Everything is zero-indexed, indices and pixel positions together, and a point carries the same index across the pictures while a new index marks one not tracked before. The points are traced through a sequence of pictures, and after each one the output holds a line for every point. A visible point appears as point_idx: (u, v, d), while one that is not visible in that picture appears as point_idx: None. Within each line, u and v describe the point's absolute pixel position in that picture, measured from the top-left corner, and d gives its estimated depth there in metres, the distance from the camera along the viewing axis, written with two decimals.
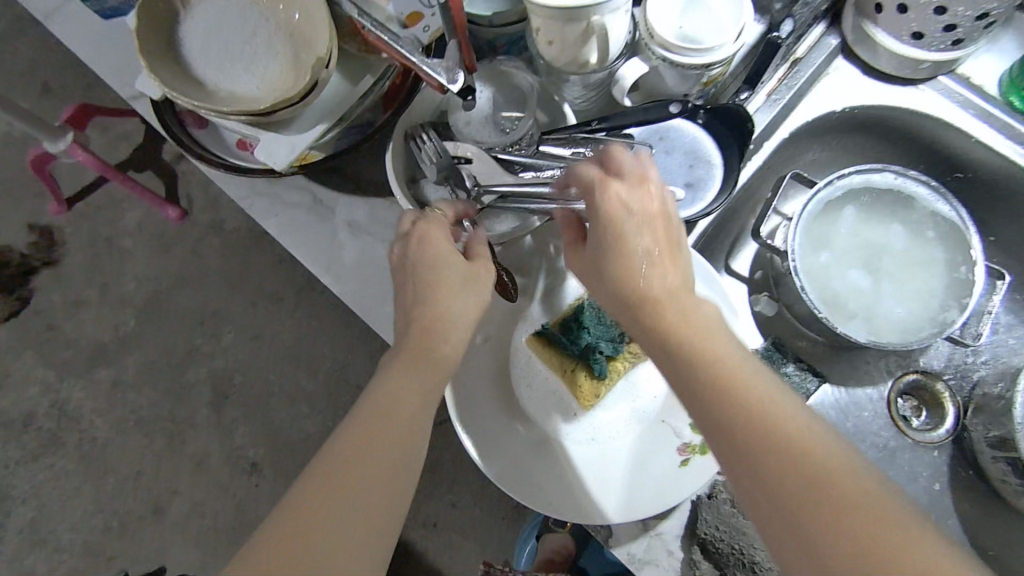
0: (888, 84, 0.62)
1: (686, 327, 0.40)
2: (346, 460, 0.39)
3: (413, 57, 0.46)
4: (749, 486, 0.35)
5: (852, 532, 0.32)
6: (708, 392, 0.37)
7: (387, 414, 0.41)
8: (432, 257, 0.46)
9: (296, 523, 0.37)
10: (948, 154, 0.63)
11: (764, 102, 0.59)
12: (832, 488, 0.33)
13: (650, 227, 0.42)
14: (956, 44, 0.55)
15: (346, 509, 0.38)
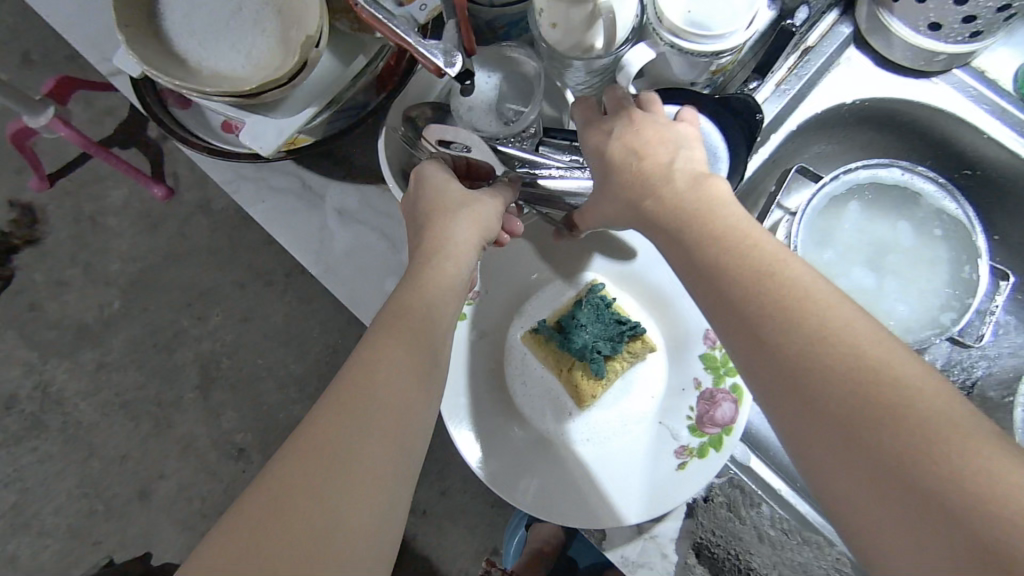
0: (899, 75, 0.60)
1: (688, 207, 0.37)
2: (334, 424, 0.33)
3: (409, 37, 0.43)
4: (755, 357, 0.31)
5: (860, 397, 0.28)
6: (722, 286, 0.34)
7: (376, 371, 0.35)
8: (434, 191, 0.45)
9: (313, 441, 0.32)
10: (958, 150, 0.61)
11: (772, 92, 0.58)
12: (843, 350, 0.29)
13: (649, 136, 0.42)
14: (975, 36, 0.53)
15: (364, 419, 0.33)
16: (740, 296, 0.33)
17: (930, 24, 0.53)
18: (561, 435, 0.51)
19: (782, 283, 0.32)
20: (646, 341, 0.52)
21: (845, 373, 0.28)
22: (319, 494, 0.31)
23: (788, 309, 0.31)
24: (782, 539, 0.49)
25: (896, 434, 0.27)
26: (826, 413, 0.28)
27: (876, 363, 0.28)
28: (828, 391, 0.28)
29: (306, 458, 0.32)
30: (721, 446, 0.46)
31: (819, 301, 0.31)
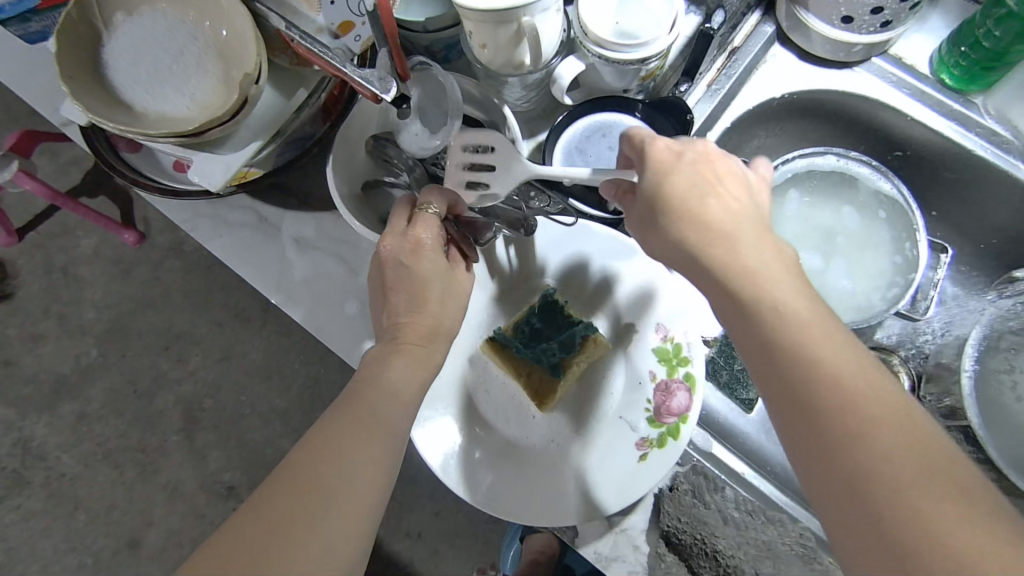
0: (824, 68, 0.63)
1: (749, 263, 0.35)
2: (327, 458, 0.35)
3: (345, 67, 0.45)
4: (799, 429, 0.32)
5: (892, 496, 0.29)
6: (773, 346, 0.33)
7: (362, 414, 0.38)
8: (423, 272, 0.45)
9: (302, 482, 0.34)
10: (887, 133, 0.64)
11: (704, 93, 0.60)
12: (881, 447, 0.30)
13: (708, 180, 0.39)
14: (886, 25, 0.57)
15: (352, 462, 0.36)
16: (791, 367, 0.33)
17: (843, 16, 0.57)
18: (525, 439, 0.52)
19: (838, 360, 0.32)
20: (598, 340, 0.54)
21: (880, 458, 0.30)
22: (309, 521, 0.33)
23: (828, 373, 0.32)
24: (746, 519, 0.50)
25: (902, 506, 0.29)
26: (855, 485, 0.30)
27: (903, 449, 0.30)
28: (866, 470, 0.30)
29: (295, 492, 0.34)
30: (677, 434, 0.47)
31: (867, 381, 0.32)
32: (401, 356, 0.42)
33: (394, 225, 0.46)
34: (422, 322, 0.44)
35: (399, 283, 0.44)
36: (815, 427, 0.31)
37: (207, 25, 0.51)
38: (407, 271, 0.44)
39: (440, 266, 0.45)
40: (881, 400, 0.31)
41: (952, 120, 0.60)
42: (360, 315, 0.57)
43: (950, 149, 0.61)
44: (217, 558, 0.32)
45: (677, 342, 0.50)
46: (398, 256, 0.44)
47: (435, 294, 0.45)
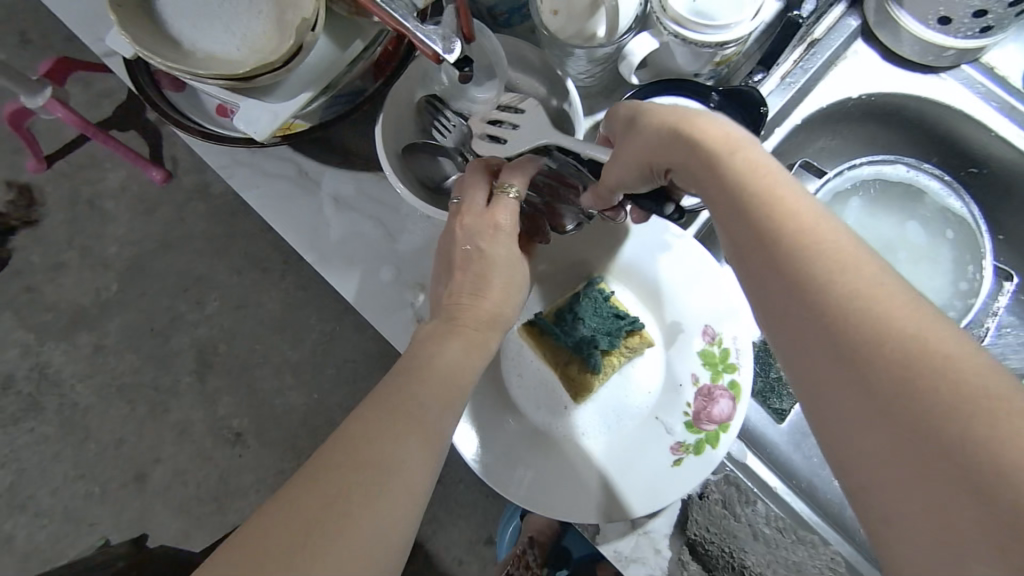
0: (908, 71, 0.59)
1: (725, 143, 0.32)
2: (383, 431, 0.33)
3: (407, 22, 0.43)
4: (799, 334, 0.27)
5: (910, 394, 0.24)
6: (760, 232, 0.29)
7: (411, 395, 0.36)
8: (493, 255, 0.43)
9: (358, 454, 0.32)
10: (965, 147, 0.61)
11: (777, 85, 0.56)
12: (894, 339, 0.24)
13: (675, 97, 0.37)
14: (985, 31, 0.52)
15: (407, 439, 0.34)
16: (776, 264, 0.28)
17: (940, 17, 0.52)
18: (555, 429, 0.50)
19: (821, 240, 0.27)
20: (644, 336, 0.52)
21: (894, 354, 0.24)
22: (365, 495, 0.31)
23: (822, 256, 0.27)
24: (778, 536, 0.48)
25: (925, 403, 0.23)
26: (873, 400, 0.24)
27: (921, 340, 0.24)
28: (877, 372, 0.24)
29: (352, 463, 0.32)
30: (716, 443, 0.45)
31: (856, 262, 0.26)
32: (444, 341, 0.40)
33: (472, 202, 0.44)
34: (485, 309, 0.43)
35: (472, 267, 0.43)
36: (812, 321, 0.26)
37: None
38: (480, 252, 0.43)
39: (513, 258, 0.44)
40: (878, 275, 0.26)
41: None
42: (393, 282, 0.55)
43: None
44: (268, 532, 0.29)
45: (725, 347, 0.47)
46: (473, 234, 0.44)
47: (501, 287, 0.44)
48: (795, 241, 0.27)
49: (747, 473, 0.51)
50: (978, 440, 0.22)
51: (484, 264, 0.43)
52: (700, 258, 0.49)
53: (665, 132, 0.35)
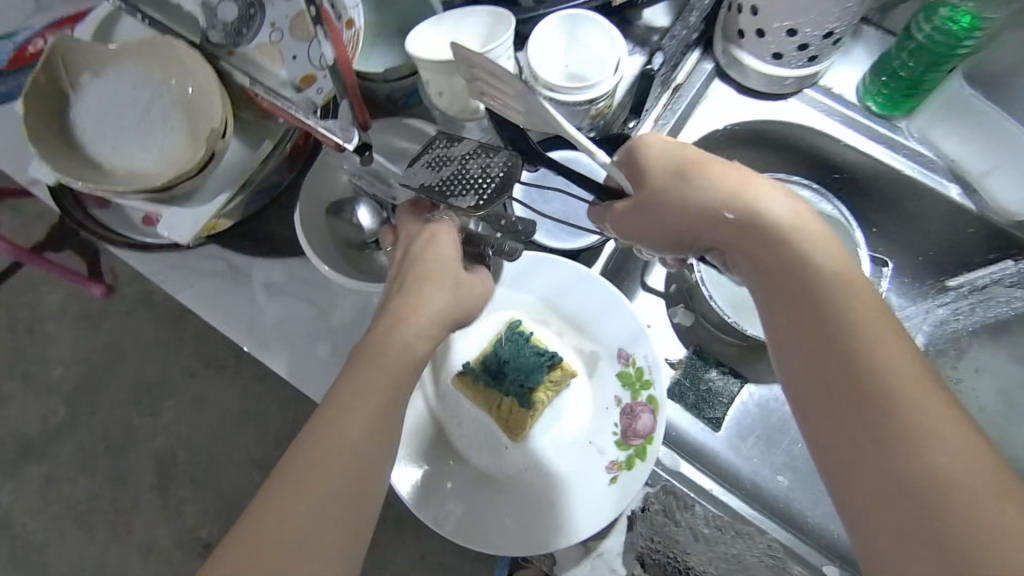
0: (762, 100, 0.67)
1: (796, 235, 0.39)
2: (290, 506, 0.34)
3: (309, 120, 0.51)
4: (837, 381, 0.35)
5: (917, 449, 0.31)
6: (822, 305, 0.37)
7: (344, 449, 0.36)
8: (429, 253, 0.48)
9: (261, 538, 0.33)
10: (825, 158, 0.69)
11: (652, 127, 0.64)
12: (912, 406, 0.32)
13: (732, 168, 0.43)
14: (812, 60, 0.62)
15: (312, 512, 0.34)
16: (836, 330, 0.36)
17: (773, 53, 0.62)
18: (499, 468, 0.52)
19: (873, 330, 0.35)
20: (565, 368, 0.55)
21: (919, 417, 0.32)
22: (304, 540, 0.33)
23: (865, 337, 0.35)
24: (717, 536, 0.50)
25: (927, 459, 0.31)
26: (888, 444, 0.32)
27: (933, 415, 0.32)
28: (900, 432, 0.32)
29: (254, 547, 0.33)
30: (645, 455, 0.49)
31: (898, 349, 0.34)
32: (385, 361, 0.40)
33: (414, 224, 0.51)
34: (405, 343, 0.42)
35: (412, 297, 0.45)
36: (850, 375, 0.34)
37: (173, 83, 0.53)
38: (415, 251, 0.48)
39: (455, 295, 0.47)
40: (912, 366, 0.34)
41: (881, 144, 0.66)
42: (332, 356, 0.58)
43: (882, 169, 0.66)
44: None
45: (639, 365, 0.52)
46: (413, 240, 0.49)
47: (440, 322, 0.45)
48: (850, 316, 0.36)
49: (683, 481, 0.54)
50: (966, 507, 0.30)
51: (423, 260, 0.47)
52: (603, 293, 0.54)
53: (727, 208, 0.42)
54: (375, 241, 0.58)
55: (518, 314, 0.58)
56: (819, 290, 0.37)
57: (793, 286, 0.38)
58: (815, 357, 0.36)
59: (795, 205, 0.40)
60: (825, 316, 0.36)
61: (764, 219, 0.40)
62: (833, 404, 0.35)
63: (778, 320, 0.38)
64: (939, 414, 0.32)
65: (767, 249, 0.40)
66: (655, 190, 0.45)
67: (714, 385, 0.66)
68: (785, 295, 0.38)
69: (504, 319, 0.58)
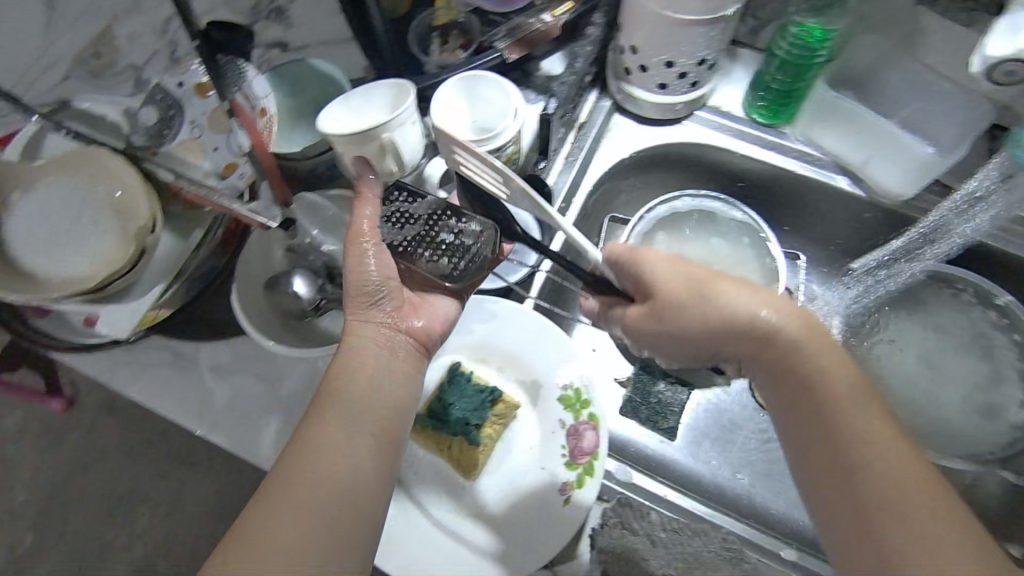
0: (659, 127, 0.73)
1: (804, 349, 0.45)
2: (281, 501, 0.42)
3: (234, 205, 0.55)
4: (838, 476, 0.42)
5: (903, 532, 0.39)
6: (829, 410, 0.43)
7: (322, 454, 0.44)
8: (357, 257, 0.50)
9: (256, 537, 0.40)
10: (728, 170, 0.75)
11: (564, 164, 0.71)
12: (904, 496, 0.40)
13: (743, 286, 0.48)
14: (694, 85, 0.68)
15: (298, 508, 0.42)
16: (840, 430, 0.43)
17: (659, 84, 0.68)
18: (458, 509, 0.54)
19: (872, 432, 0.42)
20: (508, 401, 0.58)
21: (905, 506, 0.40)
22: (291, 539, 0.41)
23: (865, 440, 0.42)
24: (674, 538, 0.52)
25: (914, 543, 0.39)
26: (881, 531, 0.40)
27: (921, 505, 0.40)
28: (889, 522, 0.40)
29: (252, 543, 0.40)
30: (593, 471, 0.52)
31: (893, 447, 0.42)
32: (360, 370, 0.48)
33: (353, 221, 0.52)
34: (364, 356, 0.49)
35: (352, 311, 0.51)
36: (852, 470, 0.42)
37: (99, 188, 0.56)
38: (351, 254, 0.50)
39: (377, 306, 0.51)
40: (905, 461, 0.41)
41: (772, 150, 0.71)
42: (286, 426, 0.59)
43: (778, 173, 0.72)
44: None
45: (577, 386, 0.55)
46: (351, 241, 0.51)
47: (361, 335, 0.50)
48: (850, 418, 0.43)
49: (640, 492, 0.55)
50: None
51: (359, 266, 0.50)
52: (533, 323, 0.58)
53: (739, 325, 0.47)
54: (315, 308, 0.60)
55: (459, 355, 0.60)
56: (826, 397, 0.44)
57: (802, 393, 0.45)
58: (822, 454, 0.43)
59: (805, 322, 0.46)
60: (830, 421, 0.43)
61: (774, 337, 0.46)
62: (834, 491, 0.43)
63: (790, 420, 0.46)
64: (924, 502, 0.40)
65: (779, 368, 0.46)
66: (664, 305, 0.50)
67: (664, 397, 0.68)
68: (796, 400, 0.45)
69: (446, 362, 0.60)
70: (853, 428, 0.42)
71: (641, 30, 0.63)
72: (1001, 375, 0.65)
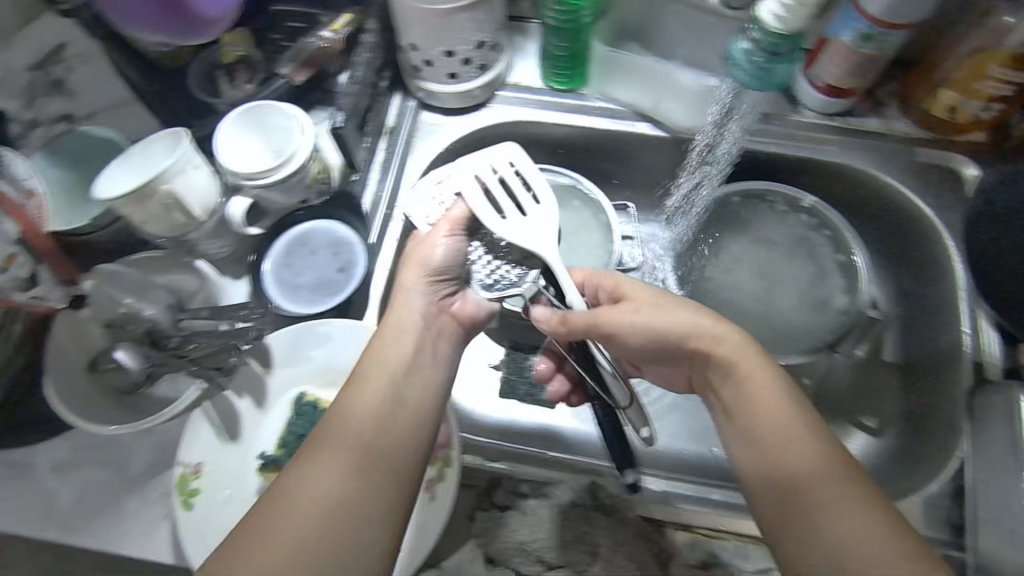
0: (467, 115, 0.75)
1: (739, 357, 0.52)
2: (304, 470, 0.45)
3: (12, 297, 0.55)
4: (765, 462, 0.48)
5: (816, 507, 0.44)
6: (760, 406, 0.50)
7: (343, 440, 0.47)
8: (422, 249, 0.59)
9: (271, 508, 0.43)
10: (545, 139, 0.77)
11: (382, 172, 0.71)
12: (818, 475, 0.45)
13: (688, 306, 0.55)
14: (483, 68, 0.70)
15: (316, 482, 0.44)
16: (768, 423, 0.49)
17: (449, 75, 0.69)
18: None
19: (791, 428, 0.48)
20: None
21: (820, 486, 0.45)
22: (313, 505, 0.43)
23: (787, 433, 0.48)
24: (543, 503, 0.55)
25: (826, 518, 0.43)
26: (799, 509, 0.45)
27: (831, 486, 0.44)
28: (806, 497, 0.45)
29: (271, 507, 0.43)
30: (450, 463, 0.53)
31: (814, 440, 0.47)
32: (389, 349, 0.54)
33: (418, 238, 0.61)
34: (402, 346, 0.54)
35: (399, 296, 0.58)
36: (776, 454, 0.48)
37: None
38: (406, 259, 0.60)
39: (419, 296, 0.58)
40: (823, 451, 0.47)
41: (577, 112, 0.74)
42: (143, 505, 0.57)
43: (588, 133, 0.74)
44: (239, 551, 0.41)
45: None
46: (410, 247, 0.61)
47: (415, 313, 0.57)
48: (776, 414, 0.49)
49: (521, 466, 0.58)
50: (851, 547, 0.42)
51: (413, 259, 0.59)
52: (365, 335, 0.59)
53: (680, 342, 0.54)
54: (143, 377, 0.58)
55: (303, 385, 0.60)
56: (758, 397, 0.50)
57: (738, 392, 0.51)
58: (752, 443, 0.49)
59: (741, 338, 0.53)
60: (759, 416, 0.49)
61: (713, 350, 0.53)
62: (763, 475, 0.48)
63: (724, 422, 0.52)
64: (835, 483, 0.45)
65: (720, 376, 0.53)
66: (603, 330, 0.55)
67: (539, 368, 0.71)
68: (731, 401, 0.52)
69: (292, 394, 0.60)
70: (782, 419, 0.48)
71: (411, 27, 0.63)
72: (823, 269, 0.72)
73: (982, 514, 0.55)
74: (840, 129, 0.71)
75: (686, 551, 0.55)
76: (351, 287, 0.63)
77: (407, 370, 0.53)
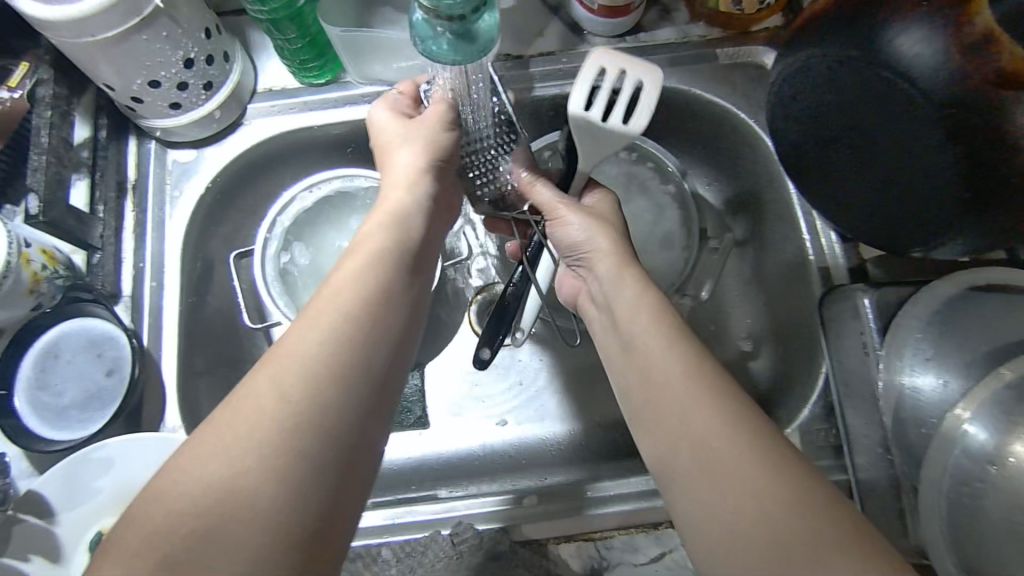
0: (223, 141, 0.63)
1: (631, 285, 0.45)
2: (229, 433, 0.33)
3: None
4: (649, 391, 0.40)
5: (705, 447, 0.36)
6: (646, 333, 0.42)
7: (286, 384, 0.34)
8: (389, 142, 0.51)
9: (184, 469, 0.32)
10: (324, 143, 0.66)
11: (137, 238, 0.60)
12: (711, 408, 0.37)
13: (591, 229, 0.50)
14: (211, 87, 0.58)
15: (242, 446, 0.33)
16: (651, 353, 0.41)
17: (171, 105, 0.57)
18: None
19: (686, 352, 0.40)
20: None
21: (711, 426, 0.36)
22: (234, 477, 0.32)
23: (678, 359, 0.40)
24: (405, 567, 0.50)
25: (719, 461, 0.35)
26: (685, 449, 0.37)
27: (727, 423, 0.36)
28: (697, 433, 0.36)
29: (178, 487, 0.32)
30: None
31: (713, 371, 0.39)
32: (357, 257, 0.41)
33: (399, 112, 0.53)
34: (397, 218, 0.45)
35: (396, 178, 0.48)
36: (659, 385, 0.39)
37: None
38: (397, 123, 0.52)
39: (426, 180, 0.49)
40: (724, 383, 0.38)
41: (346, 105, 0.64)
42: None
43: (366, 124, 0.64)
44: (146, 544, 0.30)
45: None
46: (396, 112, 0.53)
47: (425, 199, 0.48)
48: (667, 339, 0.41)
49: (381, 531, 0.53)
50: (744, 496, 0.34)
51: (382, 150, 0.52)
52: (151, 441, 0.52)
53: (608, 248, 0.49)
54: None
55: (99, 521, 0.51)
56: (646, 322, 0.42)
57: (626, 315, 0.44)
58: (635, 375, 0.41)
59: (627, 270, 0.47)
60: (642, 344, 0.42)
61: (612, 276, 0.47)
62: (648, 406, 0.40)
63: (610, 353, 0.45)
64: (738, 416, 0.36)
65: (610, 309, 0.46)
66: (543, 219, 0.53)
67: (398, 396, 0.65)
68: (620, 325, 0.44)
69: (88, 536, 0.51)
70: (674, 344, 0.41)
71: (89, 66, 0.51)
72: (659, 205, 0.66)
73: (856, 428, 0.50)
74: (635, 49, 0.63)
75: (575, 562, 0.51)
76: (124, 387, 0.55)
77: (384, 275, 0.40)
